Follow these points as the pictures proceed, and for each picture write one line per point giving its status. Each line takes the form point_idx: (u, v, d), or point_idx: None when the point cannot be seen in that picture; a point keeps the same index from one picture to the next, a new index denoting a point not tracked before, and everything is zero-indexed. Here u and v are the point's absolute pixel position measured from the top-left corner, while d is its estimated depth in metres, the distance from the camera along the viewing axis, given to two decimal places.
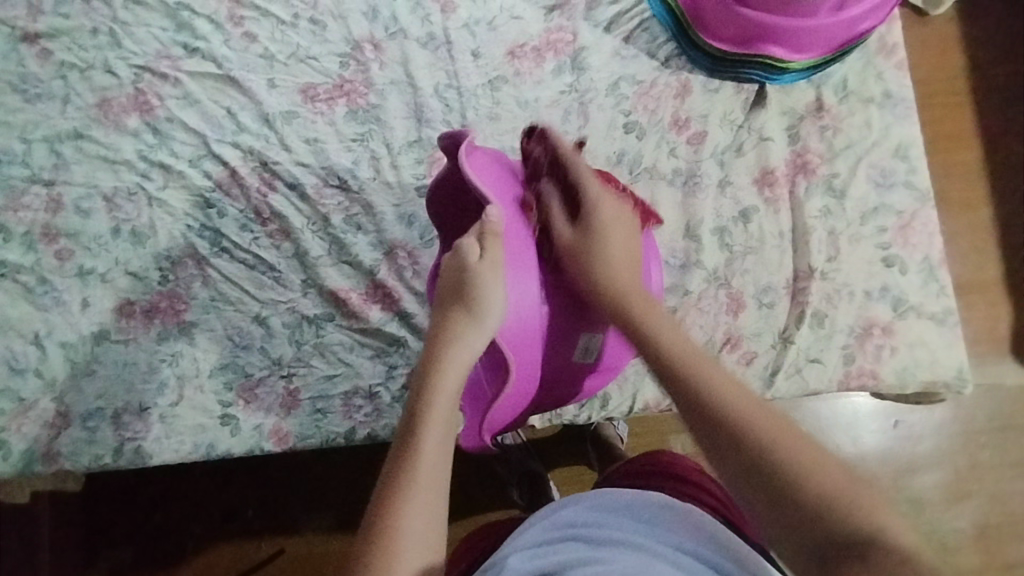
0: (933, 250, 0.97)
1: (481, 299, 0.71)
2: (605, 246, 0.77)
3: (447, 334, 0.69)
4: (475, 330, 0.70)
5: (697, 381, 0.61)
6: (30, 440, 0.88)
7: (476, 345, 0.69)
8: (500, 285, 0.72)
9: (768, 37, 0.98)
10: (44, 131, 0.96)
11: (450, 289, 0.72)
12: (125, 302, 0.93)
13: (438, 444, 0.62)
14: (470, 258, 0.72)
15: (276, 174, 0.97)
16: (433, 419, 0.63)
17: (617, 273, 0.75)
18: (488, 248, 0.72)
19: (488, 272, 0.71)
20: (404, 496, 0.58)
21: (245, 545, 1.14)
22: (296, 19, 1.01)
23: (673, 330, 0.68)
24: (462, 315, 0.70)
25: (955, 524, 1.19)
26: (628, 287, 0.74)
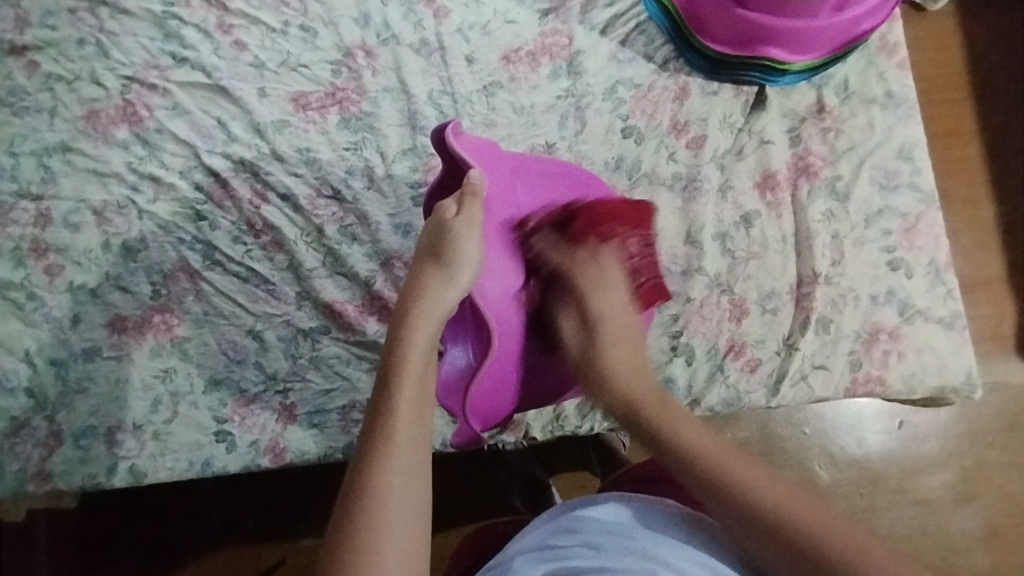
0: (939, 253, 0.95)
1: (452, 253, 0.71)
2: (618, 357, 0.68)
3: (419, 293, 0.70)
4: (448, 285, 0.70)
5: (738, 491, 0.54)
6: (23, 459, 0.87)
7: (450, 297, 0.70)
8: (474, 239, 0.72)
9: (768, 39, 0.97)
10: (32, 144, 0.94)
11: (425, 246, 0.73)
12: (117, 317, 0.91)
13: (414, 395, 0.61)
14: (446, 214, 0.74)
15: (268, 185, 0.95)
16: (407, 372, 0.63)
17: (638, 365, 0.68)
18: (467, 206, 0.74)
19: (462, 227, 0.72)
20: (383, 454, 0.56)
21: (244, 557, 1.12)
22: (287, 26, 0.99)
23: (706, 432, 0.60)
24: (432, 269, 0.71)
25: (963, 524, 1.17)
26: (648, 394, 0.64)
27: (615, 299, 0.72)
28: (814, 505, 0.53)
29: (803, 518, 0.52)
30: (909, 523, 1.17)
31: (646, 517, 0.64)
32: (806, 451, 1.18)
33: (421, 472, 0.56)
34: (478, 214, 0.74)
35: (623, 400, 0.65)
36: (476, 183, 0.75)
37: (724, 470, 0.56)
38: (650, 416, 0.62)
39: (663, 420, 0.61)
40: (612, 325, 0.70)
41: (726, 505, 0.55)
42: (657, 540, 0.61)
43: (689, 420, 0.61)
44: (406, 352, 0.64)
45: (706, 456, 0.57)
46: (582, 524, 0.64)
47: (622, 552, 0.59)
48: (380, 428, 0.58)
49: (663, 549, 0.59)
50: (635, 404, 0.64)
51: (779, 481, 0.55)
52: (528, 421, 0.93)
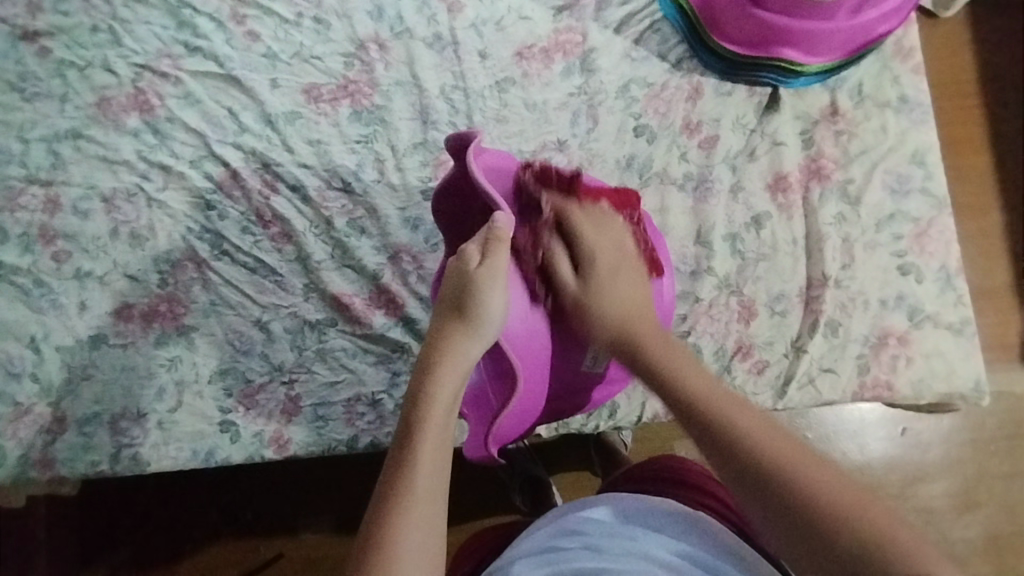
0: (950, 258, 0.95)
1: (475, 307, 0.70)
2: (611, 296, 0.75)
3: (443, 346, 0.69)
4: (473, 338, 0.70)
5: (720, 422, 0.60)
6: (26, 445, 0.86)
7: (475, 352, 0.69)
8: (497, 291, 0.71)
9: (784, 40, 0.97)
10: (43, 130, 0.94)
11: (449, 296, 0.72)
12: (124, 305, 0.91)
13: (436, 450, 0.61)
14: (470, 262, 0.72)
15: (278, 176, 0.95)
16: (429, 425, 0.62)
17: (638, 308, 0.75)
18: (490, 254, 0.72)
19: (484, 277, 0.71)
20: (401, 506, 0.57)
21: (242, 550, 1.12)
22: (301, 18, 0.99)
23: (706, 378, 0.66)
24: (455, 324, 0.70)
25: (965, 534, 1.17)
26: (653, 338, 0.72)
27: (616, 254, 0.78)
28: (782, 436, 0.58)
29: (774, 447, 0.57)
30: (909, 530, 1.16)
31: (641, 515, 0.64)
32: None
33: (437, 530, 0.57)
34: (501, 262, 0.72)
35: (625, 339, 0.73)
36: (502, 227, 0.73)
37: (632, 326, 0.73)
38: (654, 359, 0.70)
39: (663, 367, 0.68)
40: (615, 273, 0.77)
41: (717, 442, 0.59)
42: (656, 542, 0.61)
43: (686, 362, 0.68)
44: (428, 406, 0.64)
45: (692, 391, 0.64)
46: (584, 524, 0.63)
47: (626, 556, 0.59)
48: (397, 485, 0.58)
49: (662, 550, 0.60)
50: (635, 344, 0.72)
51: (765, 424, 0.59)
52: None
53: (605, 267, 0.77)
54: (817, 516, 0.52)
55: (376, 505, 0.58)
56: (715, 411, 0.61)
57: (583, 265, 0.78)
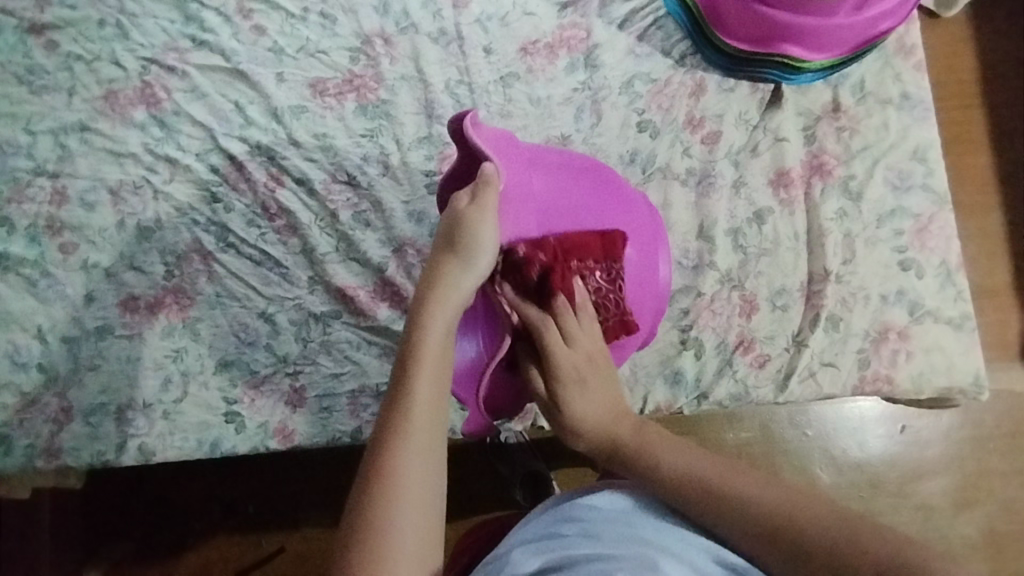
0: (950, 254, 0.95)
1: (466, 241, 0.71)
2: (583, 404, 0.72)
3: (437, 281, 0.69)
4: (466, 269, 0.70)
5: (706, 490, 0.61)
6: (33, 434, 0.87)
7: (468, 283, 0.70)
8: (487, 224, 0.71)
9: (786, 35, 0.97)
10: (50, 123, 0.95)
11: (442, 233, 0.72)
12: (130, 296, 0.91)
13: (431, 380, 0.63)
14: (460, 202, 0.73)
15: (284, 169, 0.96)
16: (424, 358, 0.64)
17: (607, 401, 0.72)
18: (480, 194, 0.73)
19: (473, 213, 0.71)
20: (398, 438, 0.59)
21: (245, 543, 1.13)
22: (307, 12, 1.00)
23: (684, 449, 0.66)
24: (448, 258, 0.71)
25: (963, 531, 1.17)
26: (625, 432, 0.69)
27: (585, 350, 0.74)
28: (769, 486, 0.60)
29: (767, 499, 0.59)
30: (906, 527, 1.17)
31: (642, 501, 0.64)
32: (807, 452, 1.18)
33: (433, 459, 0.59)
34: (491, 201, 0.73)
35: (603, 448, 0.70)
36: (492, 174, 0.74)
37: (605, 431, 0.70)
38: (632, 450, 0.67)
39: (644, 456, 0.66)
40: (582, 371, 0.73)
41: (714, 517, 0.60)
42: (657, 529, 0.60)
43: (645, 447, 0.67)
44: (422, 342, 0.65)
45: (677, 469, 0.64)
46: (581, 511, 0.64)
47: (623, 537, 0.59)
48: (394, 420, 0.60)
49: (665, 538, 0.59)
50: (616, 444, 0.69)
51: (754, 479, 0.61)
52: (536, 411, 0.94)
53: (572, 364, 0.73)
54: (790, 540, 0.57)
55: (375, 437, 0.60)
56: (695, 486, 0.62)
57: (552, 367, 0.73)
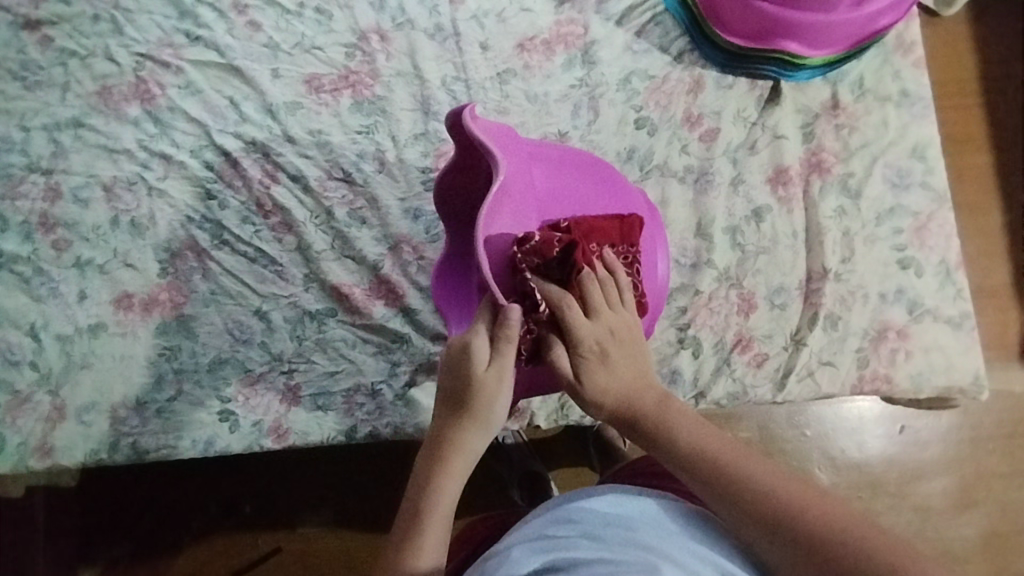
0: (949, 252, 0.95)
1: (485, 407, 0.68)
2: (608, 372, 0.69)
3: (452, 444, 0.67)
4: (478, 438, 0.68)
5: (718, 467, 0.60)
6: (25, 433, 0.86)
7: (477, 452, 0.68)
8: (504, 393, 0.69)
9: (788, 32, 0.96)
10: (44, 119, 0.94)
11: (454, 385, 0.69)
12: (124, 294, 0.91)
13: (434, 556, 0.62)
14: (478, 361, 0.68)
15: (279, 166, 0.95)
16: (429, 531, 0.63)
17: (637, 375, 0.69)
18: (500, 351, 0.68)
19: (494, 379, 0.68)
20: None
21: (242, 543, 1.12)
22: (303, 8, 0.99)
23: (706, 427, 0.64)
24: (463, 421, 0.68)
25: (963, 532, 1.17)
26: (649, 401, 0.67)
27: (613, 325, 0.70)
28: (781, 472, 0.58)
29: (775, 483, 0.57)
30: (906, 528, 1.16)
31: (651, 510, 0.63)
32: (806, 452, 1.18)
33: None
34: (511, 361, 0.69)
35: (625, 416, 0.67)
36: (514, 324, 0.68)
37: (629, 393, 0.68)
38: (652, 420, 0.65)
39: (663, 428, 0.64)
40: (608, 346, 0.70)
41: (730, 503, 0.58)
42: (661, 536, 0.59)
43: (680, 420, 0.65)
44: (430, 512, 0.64)
45: (694, 446, 0.62)
46: (582, 514, 0.63)
47: (624, 541, 0.58)
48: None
49: (669, 546, 0.57)
50: (635, 410, 0.67)
51: (769, 465, 0.59)
52: (533, 410, 0.93)
53: (599, 330, 0.70)
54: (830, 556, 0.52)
55: None
56: (727, 477, 0.59)
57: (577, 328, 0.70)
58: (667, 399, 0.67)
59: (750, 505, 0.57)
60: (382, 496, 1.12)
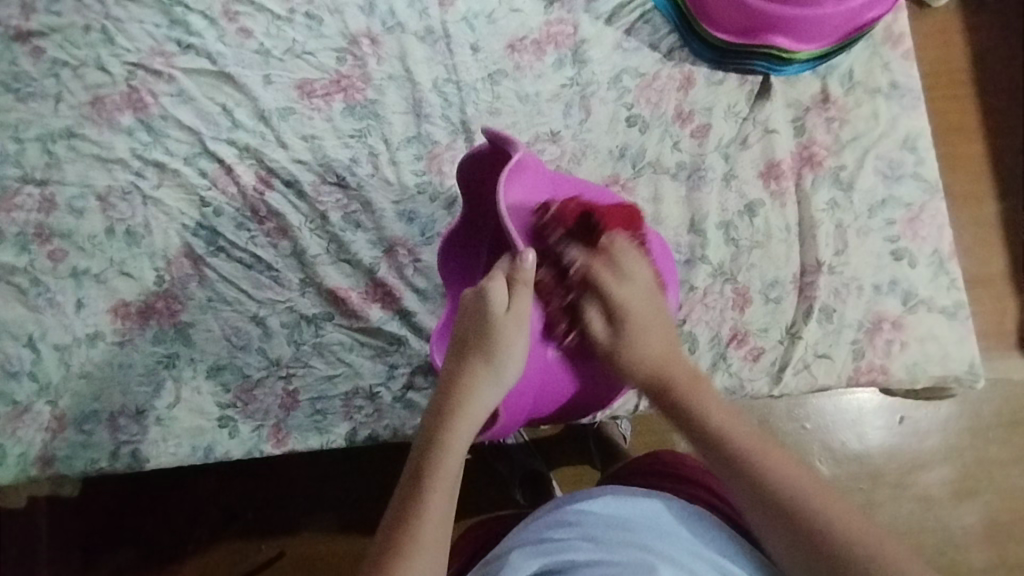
0: (943, 243, 0.95)
1: (499, 351, 0.71)
2: (646, 339, 0.73)
3: (466, 385, 0.70)
4: (492, 382, 0.70)
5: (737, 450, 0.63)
6: (26, 443, 0.87)
7: (490, 398, 0.70)
8: (520, 339, 0.72)
9: (773, 27, 0.97)
10: (38, 130, 0.94)
11: (469, 328, 0.72)
12: (121, 303, 0.91)
13: (444, 496, 0.63)
14: (496, 307, 0.71)
15: (272, 171, 0.95)
16: (441, 471, 0.64)
17: (672, 352, 0.73)
18: (516, 297, 0.72)
19: (511, 325, 0.71)
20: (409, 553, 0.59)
21: (244, 549, 1.12)
22: (293, 14, 0.99)
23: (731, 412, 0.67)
24: (478, 364, 0.70)
25: (964, 521, 1.17)
26: (681, 376, 0.71)
27: (643, 295, 0.75)
28: (798, 465, 0.61)
29: (790, 474, 0.60)
30: (908, 518, 1.17)
31: (648, 509, 0.63)
32: (806, 445, 1.18)
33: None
34: (525, 309, 0.72)
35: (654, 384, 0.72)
36: (528, 268, 0.72)
37: (659, 364, 0.72)
38: (683, 396, 0.69)
39: (697, 409, 0.68)
40: (644, 314, 0.74)
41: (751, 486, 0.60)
42: (658, 535, 0.60)
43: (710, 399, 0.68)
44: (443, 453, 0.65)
45: (718, 426, 0.65)
46: (580, 516, 0.63)
47: (623, 544, 0.58)
48: (403, 539, 0.60)
49: (666, 545, 0.58)
50: (667, 384, 0.71)
51: (786, 456, 0.62)
52: None
53: (633, 300, 0.75)
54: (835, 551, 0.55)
55: (385, 546, 0.61)
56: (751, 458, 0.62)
57: (614, 293, 0.75)
58: (695, 375, 0.71)
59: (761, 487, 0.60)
60: (383, 499, 1.13)
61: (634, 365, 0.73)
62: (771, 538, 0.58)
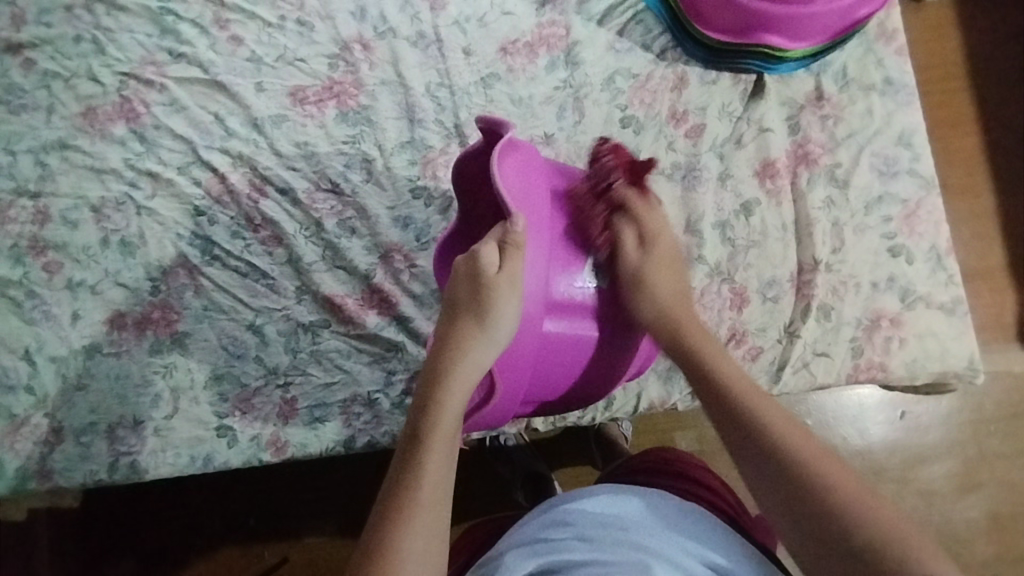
0: (940, 238, 0.95)
1: (492, 313, 0.70)
2: (666, 284, 0.75)
3: (458, 348, 0.69)
4: (485, 342, 0.70)
5: (757, 425, 0.60)
6: (24, 457, 0.86)
7: (486, 359, 0.70)
8: (515, 297, 0.71)
9: (768, 27, 0.96)
10: (29, 142, 0.94)
11: (462, 294, 0.72)
12: (117, 313, 0.91)
13: (443, 454, 0.62)
14: (487, 268, 0.71)
15: (266, 179, 0.95)
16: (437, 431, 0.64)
17: (699, 332, 0.72)
18: (508, 259, 0.72)
19: (504, 286, 0.71)
20: (406, 507, 0.58)
21: (246, 556, 1.12)
22: (283, 20, 0.99)
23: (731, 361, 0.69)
24: (471, 326, 0.70)
25: (968, 515, 1.17)
26: (693, 327, 0.72)
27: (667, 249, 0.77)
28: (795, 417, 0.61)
29: (807, 443, 0.57)
30: (910, 513, 1.16)
31: (644, 509, 0.63)
32: None
33: (439, 534, 0.57)
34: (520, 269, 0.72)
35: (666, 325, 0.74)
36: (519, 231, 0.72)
37: (672, 302, 0.75)
38: (693, 345, 0.71)
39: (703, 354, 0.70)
40: (665, 260, 0.77)
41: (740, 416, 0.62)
42: (651, 532, 0.60)
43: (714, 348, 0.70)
44: (437, 414, 0.65)
45: (745, 399, 0.63)
46: (575, 515, 0.63)
47: (617, 544, 0.58)
48: (403, 503, 0.58)
49: (658, 543, 0.58)
50: (679, 334, 0.73)
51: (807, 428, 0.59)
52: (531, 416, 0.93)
53: (661, 246, 0.77)
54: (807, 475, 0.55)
55: (382, 505, 0.59)
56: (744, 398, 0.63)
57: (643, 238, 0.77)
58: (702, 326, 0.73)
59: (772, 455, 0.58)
60: None
61: (649, 295, 0.75)
62: (761, 475, 0.58)
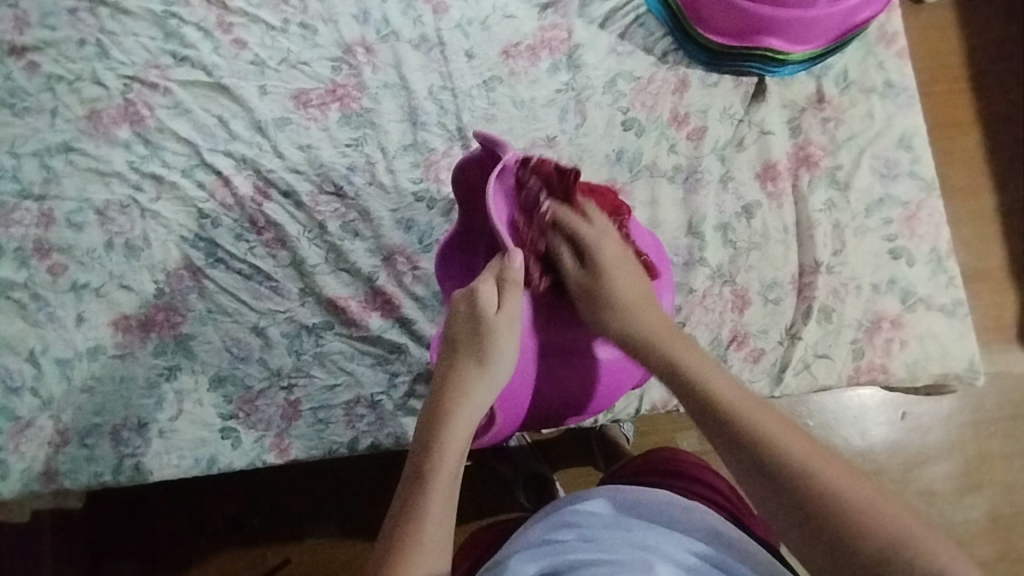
0: (940, 240, 0.95)
1: (491, 350, 0.72)
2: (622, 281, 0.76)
3: (458, 384, 0.71)
4: (484, 378, 0.71)
5: (733, 422, 0.60)
6: (30, 458, 0.87)
7: (484, 394, 0.71)
8: (512, 336, 0.73)
9: (769, 29, 0.96)
10: (34, 145, 0.94)
11: (461, 331, 0.73)
12: (122, 315, 0.91)
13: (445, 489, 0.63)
14: (487, 306, 0.73)
15: (270, 182, 0.95)
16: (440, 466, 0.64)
17: (661, 339, 0.72)
18: (505, 296, 0.73)
19: (504, 325, 0.72)
20: (410, 544, 0.58)
21: (249, 557, 1.12)
22: (287, 24, 0.99)
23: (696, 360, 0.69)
24: (470, 363, 0.72)
25: (968, 515, 1.17)
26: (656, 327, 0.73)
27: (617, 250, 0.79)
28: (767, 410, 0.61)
29: (808, 451, 0.56)
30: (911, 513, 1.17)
31: (646, 514, 0.63)
32: None
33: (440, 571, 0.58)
34: (517, 308, 0.73)
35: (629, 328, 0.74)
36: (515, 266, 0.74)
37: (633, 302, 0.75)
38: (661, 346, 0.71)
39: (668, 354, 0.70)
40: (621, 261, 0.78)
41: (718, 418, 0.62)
42: (654, 535, 0.60)
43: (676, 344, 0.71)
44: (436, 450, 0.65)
45: (725, 407, 0.62)
46: (577, 517, 0.63)
47: (621, 545, 0.59)
48: (407, 540, 0.59)
49: (662, 544, 0.59)
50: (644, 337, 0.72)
51: (812, 446, 0.57)
52: None
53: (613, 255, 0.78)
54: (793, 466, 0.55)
55: (386, 542, 0.60)
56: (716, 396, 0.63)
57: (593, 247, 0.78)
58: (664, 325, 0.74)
59: (768, 465, 0.56)
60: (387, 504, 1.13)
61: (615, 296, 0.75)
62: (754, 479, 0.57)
